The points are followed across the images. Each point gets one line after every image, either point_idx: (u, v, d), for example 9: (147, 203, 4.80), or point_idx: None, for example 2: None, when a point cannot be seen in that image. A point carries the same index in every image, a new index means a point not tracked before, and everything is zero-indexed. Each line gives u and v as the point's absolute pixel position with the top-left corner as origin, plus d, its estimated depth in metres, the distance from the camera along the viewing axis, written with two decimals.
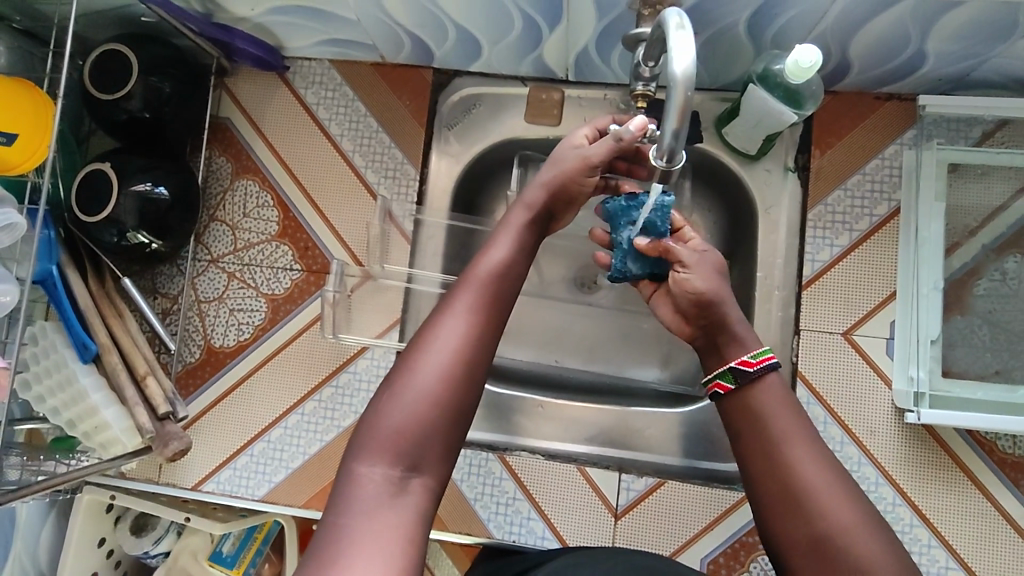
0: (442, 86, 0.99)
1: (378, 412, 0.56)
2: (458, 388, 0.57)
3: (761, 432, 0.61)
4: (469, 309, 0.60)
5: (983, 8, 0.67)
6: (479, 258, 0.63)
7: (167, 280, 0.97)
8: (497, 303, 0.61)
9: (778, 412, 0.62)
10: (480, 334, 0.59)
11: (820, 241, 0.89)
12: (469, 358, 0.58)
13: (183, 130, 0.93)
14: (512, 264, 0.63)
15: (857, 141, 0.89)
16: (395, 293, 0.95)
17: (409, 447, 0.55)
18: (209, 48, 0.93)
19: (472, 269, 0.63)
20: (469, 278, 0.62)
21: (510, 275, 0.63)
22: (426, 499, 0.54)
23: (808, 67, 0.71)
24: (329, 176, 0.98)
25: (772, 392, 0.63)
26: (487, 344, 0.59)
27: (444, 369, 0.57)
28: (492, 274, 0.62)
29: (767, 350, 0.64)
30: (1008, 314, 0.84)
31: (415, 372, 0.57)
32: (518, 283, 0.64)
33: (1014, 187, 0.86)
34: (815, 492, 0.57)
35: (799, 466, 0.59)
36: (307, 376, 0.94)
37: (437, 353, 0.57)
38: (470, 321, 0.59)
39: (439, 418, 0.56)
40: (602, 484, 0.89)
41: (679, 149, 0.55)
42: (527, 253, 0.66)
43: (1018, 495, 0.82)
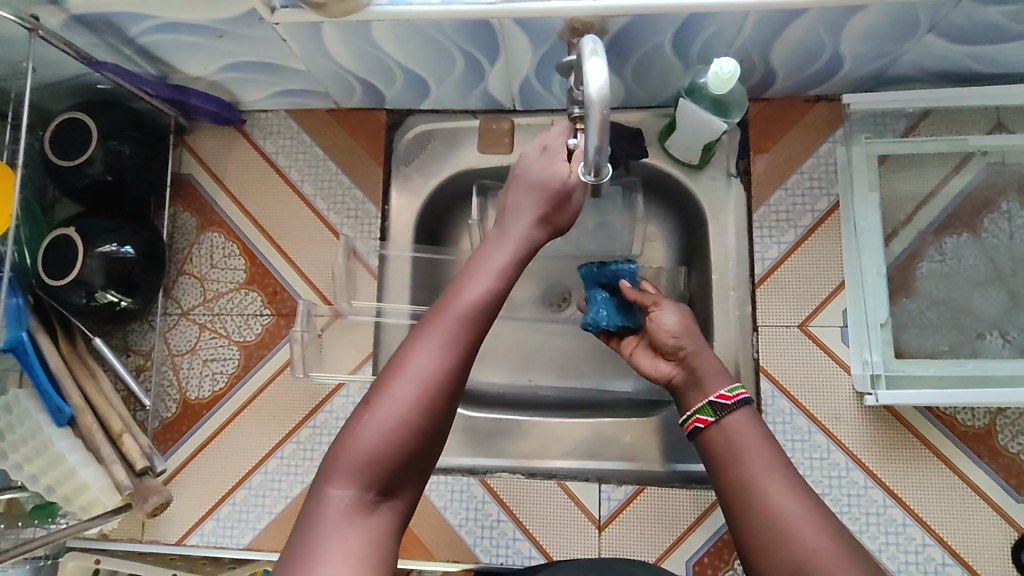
0: (396, 125, 1.03)
1: (351, 435, 0.58)
2: (431, 413, 0.58)
3: (736, 462, 0.64)
4: (447, 331, 0.60)
5: (883, 13, 0.72)
6: (460, 283, 0.64)
7: (139, 336, 0.98)
8: (477, 329, 0.62)
9: (753, 442, 0.65)
10: (457, 361, 0.60)
11: (768, 240, 0.93)
12: (443, 384, 0.59)
13: (144, 190, 0.96)
14: (494, 289, 0.64)
15: (792, 142, 0.94)
16: (367, 329, 0.97)
17: (381, 470, 0.57)
18: (166, 108, 0.97)
19: (453, 290, 0.64)
20: (448, 302, 0.63)
21: (492, 302, 0.64)
22: (396, 520, 0.57)
23: (728, 76, 0.76)
24: (293, 220, 1.00)
25: (747, 425, 0.67)
26: (462, 370, 0.61)
27: (418, 394, 0.58)
28: (473, 296, 0.63)
29: (739, 386, 0.70)
30: (953, 292, 0.88)
31: (389, 393, 0.58)
32: (500, 305, 0.64)
33: (944, 172, 0.91)
34: (787, 515, 0.59)
35: (772, 491, 0.61)
36: (285, 419, 0.95)
37: (412, 378, 0.59)
38: (447, 342, 0.60)
39: (411, 442, 0.58)
40: (582, 495, 0.91)
41: (604, 163, 0.60)
42: (509, 275, 0.66)
43: (982, 466, 0.85)
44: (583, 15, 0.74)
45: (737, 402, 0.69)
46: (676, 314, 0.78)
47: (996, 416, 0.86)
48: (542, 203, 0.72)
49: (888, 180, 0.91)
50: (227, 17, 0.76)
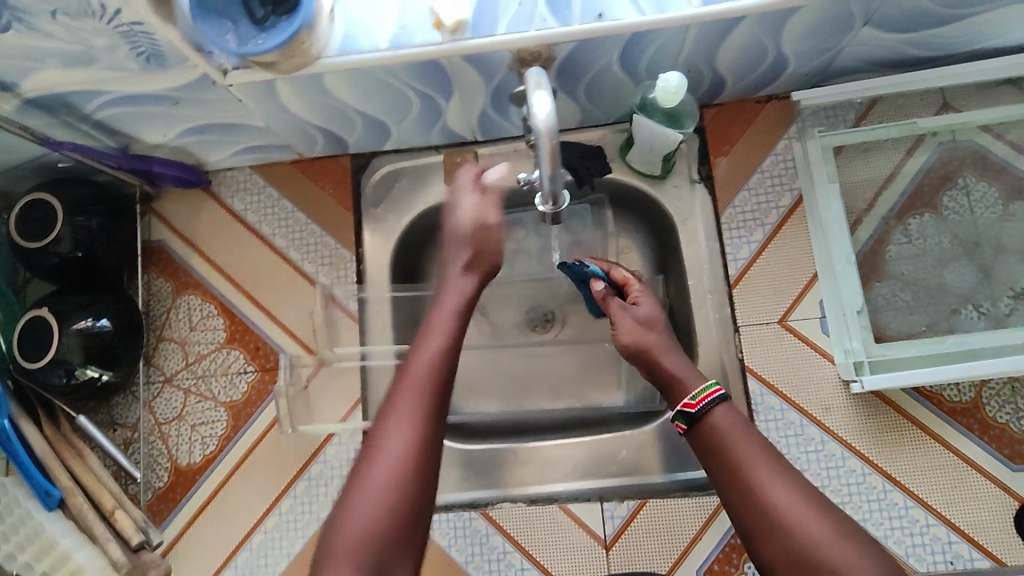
0: (362, 168, 1.03)
1: (338, 528, 0.57)
2: (410, 491, 0.58)
3: (731, 463, 0.63)
4: (412, 407, 0.61)
5: (818, 11, 0.74)
6: (412, 355, 0.65)
7: (124, 409, 0.97)
8: (439, 394, 0.63)
9: (746, 440, 0.64)
10: (426, 431, 0.61)
11: (738, 240, 0.94)
12: (417, 456, 0.59)
13: (116, 262, 0.96)
14: (446, 354, 0.65)
15: (749, 143, 0.96)
16: (353, 375, 0.96)
17: (373, 558, 0.55)
18: (131, 178, 0.97)
19: (408, 365, 0.65)
20: (405, 378, 0.63)
21: (448, 368, 0.64)
22: None
23: (676, 89, 0.78)
24: (267, 274, 1.00)
25: (733, 420, 0.66)
26: (434, 438, 0.61)
27: (395, 473, 0.58)
28: (428, 366, 0.64)
29: (710, 388, 0.69)
30: (924, 272, 0.90)
31: (367, 480, 0.58)
32: (457, 364, 0.66)
33: (899, 155, 0.94)
34: (787, 507, 0.60)
35: (773, 492, 0.61)
36: (279, 475, 0.93)
37: (386, 459, 0.59)
38: (413, 418, 0.61)
39: (398, 526, 0.57)
40: (586, 518, 0.90)
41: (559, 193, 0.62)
42: (460, 336, 0.67)
43: (974, 440, 0.85)
44: (528, 45, 0.76)
45: (708, 402, 0.67)
46: (640, 325, 0.77)
47: (982, 389, 0.87)
48: (484, 253, 0.74)
49: (846, 170, 0.94)
50: (180, 84, 0.77)
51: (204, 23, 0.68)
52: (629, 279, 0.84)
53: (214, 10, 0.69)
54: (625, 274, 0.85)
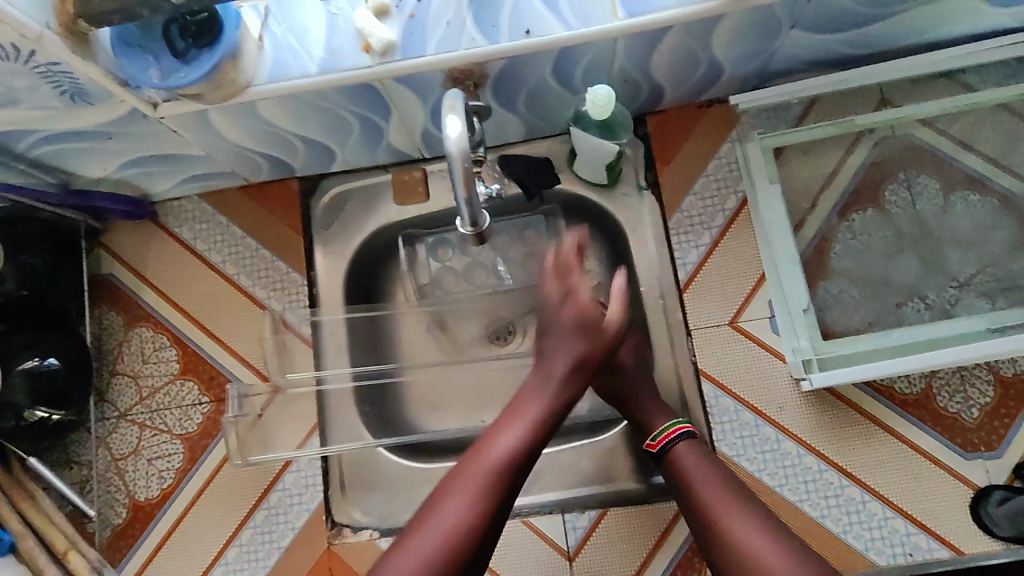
0: (311, 190, 1.02)
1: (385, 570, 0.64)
2: (455, 561, 0.65)
3: (693, 499, 0.75)
4: (472, 488, 0.68)
5: (742, 17, 0.75)
6: (489, 441, 0.71)
7: (79, 447, 0.96)
8: (504, 486, 0.69)
9: (703, 478, 0.75)
10: (483, 513, 0.67)
11: (686, 244, 0.94)
12: (469, 532, 0.66)
13: (63, 298, 0.96)
14: (522, 450, 0.70)
15: (692, 148, 0.96)
16: (310, 400, 0.96)
17: None
18: (75, 214, 0.96)
19: (482, 451, 0.70)
20: (476, 460, 0.70)
21: (518, 465, 0.70)
22: None
23: (603, 104, 0.78)
24: (219, 303, 0.99)
25: (693, 460, 0.78)
26: (488, 523, 0.67)
27: (443, 541, 0.65)
28: (499, 460, 0.69)
29: (665, 431, 0.80)
30: (869, 267, 0.91)
31: (417, 542, 0.65)
32: (527, 464, 0.71)
33: (840, 153, 0.95)
34: (742, 532, 0.70)
35: (731, 526, 0.71)
36: (238, 505, 0.93)
37: (438, 529, 0.65)
38: (472, 498, 0.67)
39: None
40: (548, 530, 0.90)
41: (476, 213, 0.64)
42: (540, 434, 0.72)
43: (927, 431, 0.86)
44: (458, 64, 0.76)
45: (669, 440, 0.79)
46: (614, 369, 0.86)
47: (931, 379, 0.88)
48: (587, 352, 0.76)
49: (787, 170, 0.95)
50: (109, 119, 0.77)
51: (126, 59, 0.68)
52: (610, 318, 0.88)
53: (136, 44, 0.69)
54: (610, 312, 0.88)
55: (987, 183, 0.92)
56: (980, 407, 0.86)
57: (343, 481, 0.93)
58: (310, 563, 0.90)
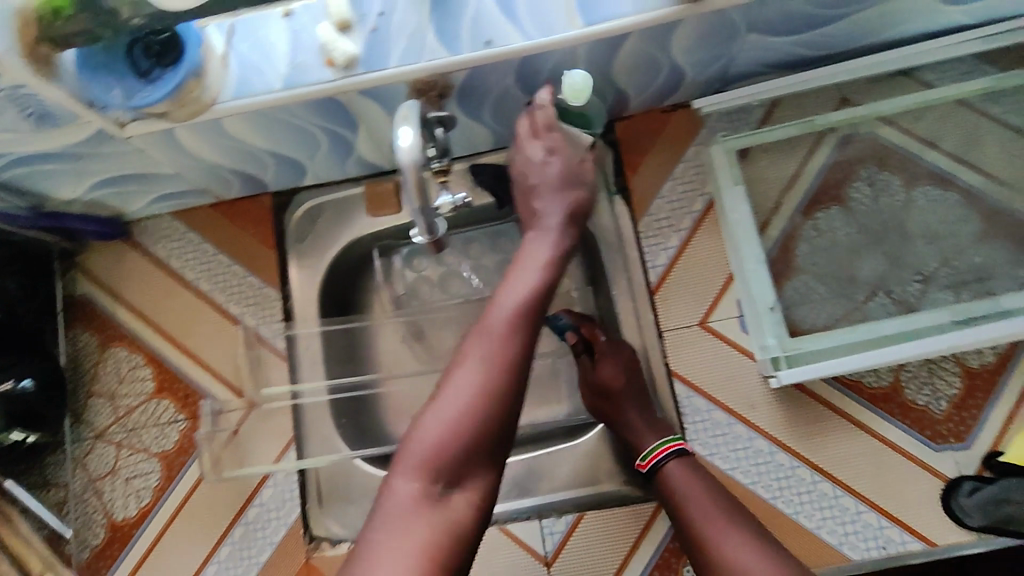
0: (283, 205, 1.03)
1: (419, 428, 0.62)
2: (493, 409, 0.62)
3: (682, 513, 0.77)
4: (501, 329, 0.65)
5: (697, 23, 0.76)
6: (505, 285, 0.68)
7: (56, 469, 0.96)
8: (530, 325, 0.66)
9: (691, 493, 0.78)
10: (514, 355, 0.64)
11: (655, 247, 0.95)
12: (503, 375, 0.63)
13: (37, 320, 0.96)
14: (537, 292, 0.68)
15: (658, 153, 0.98)
16: (287, 413, 0.96)
17: (447, 461, 0.61)
18: (47, 236, 0.96)
19: (502, 293, 0.68)
20: (496, 304, 0.67)
21: (537, 304, 0.67)
22: (466, 509, 0.62)
23: (581, 88, 0.77)
24: (194, 319, 0.99)
25: (682, 474, 0.80)
26: (521, 363, 0.64)
27: (477, 386, 0.62)
28: (523, 301, 0.67)
29: (652, 450, 0.82)
30: (832, 264, 0.93)
31: (448, 392, 0.63)
32: (548, 302, 0.69)
33: (802, 153, 0.96)
34: (720, 535, 0.72)
35: (718, 537, 0.72)
36: (216, 522, 0.93)
37: (472, 372, 0.63)
38: (502, 339, 0.64)
39: (472, 439, 0.62)
40: (525, 536, 0.91)
41: (433, 222, 0.66)
42: (552, 275, 0.70)
43: (896, 424, 0.87)
44: (421, 76, 0.76)
45: (661, 458, 0.81)
46: (602, 387, 0.88)
47: (899, 372, 0.89)
48: (574, 204, 0.78)
49: (751, 171, 0.96)
50: (75, 141, 0.77)
51: (92, 75, 0.70)
52: (595, 333, 0.91)
53: (102, 66, 0.70)
54: (595, 329, 0.91)
55: (947, 177, 0.94)
56: (948, 399, 0.87)
57: (320, 490, 0.93)
58: None
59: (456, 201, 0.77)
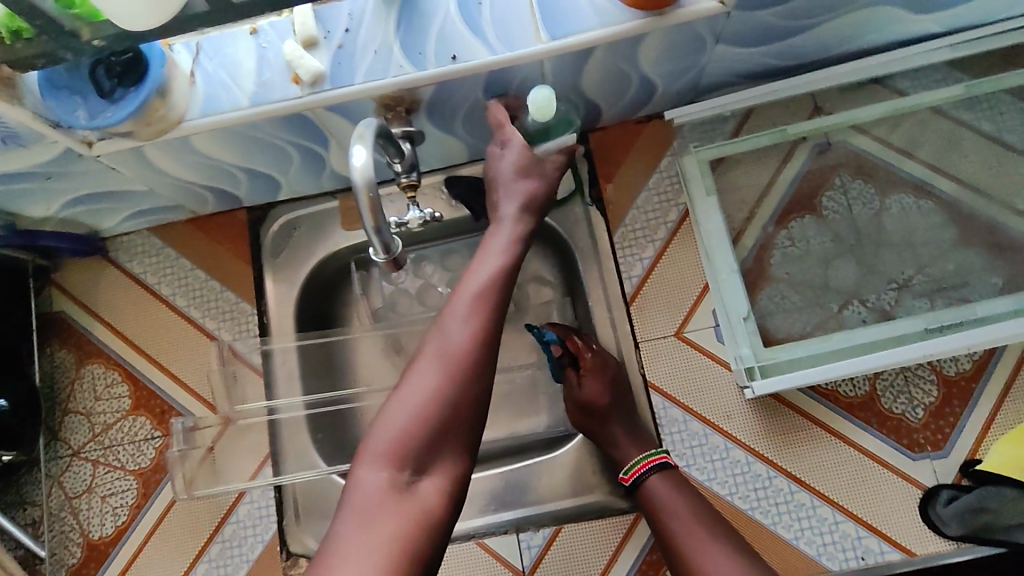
0: (259, 219, 1.03)
1: (384, 418, 0.63)
2: (458, 392, 0.63)
3: (665, 527, 0.78)
4: (463, 315, 0.67)
5: (664, 35, 0.76)
6: (467, 276, 0.71)
7: (32, 488, 0.95)
8: (492, 308, 0.68)
9: (673, 507, 0.79)
10: (476, 337, 0.66)
11: (630, 258, 0.95)
12: (467, 357, 0.65)
13: (14, 339, 0.95)
14: (498, 277, 0.70)
15: (632, 163, 0.98)
16: (263, 429, 0.96)
17: (413, 447, 0.61)
18: (24, 253, 0.95)
19: (465, 282, 0.70)
20: (460, 293, 0.69)
21: (498, 289, 0.70)
22: (435, 495, 0.61)
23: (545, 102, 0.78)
24: (170, 336, 0.99)
25: (663, 487, 0.81)
26: (485, 346, 0.66)
27: (441, 371, 0.64)
28: (484, 287, 0.69)
29: (634, 465, 0.82)
30: (807, 273, 0.92)
31: (414, 381, 0.64)
32: (509, 288, 0.71)
33: (776, 163, 0.96)
34: (707, 558, 0.73)
35: (701, 554, 0.74)
36: (192, 540, 0.92)
37: (436, 358, 0.64)
38: (464, 324, 0.66)
39: (437, 424, 0.62)
40: (503, 549, 0.90)
41: (387, 241, 0.65)
42: (512, 262, 0.73)
43: (873, 433, 0.87)
44: (387, 91, 0.76)
45: (641, 472, 0.81)
46: (584, 404, 0.87)
47: (876, 380, 0.88)
48: (531, 194, 0.80)
49: (725, 181, 0.96)
50: (42, 160, 0.77)
51: (55, 98, 0.71)
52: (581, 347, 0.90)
53: (65, 87, 0.71)
54: (582, 342, 0.90)
55: (921, 185, 0.94)
56: (925, 407, 0.87)
57: (297, 506, 0.93)
58: None
59: (425, 216, 0.77)
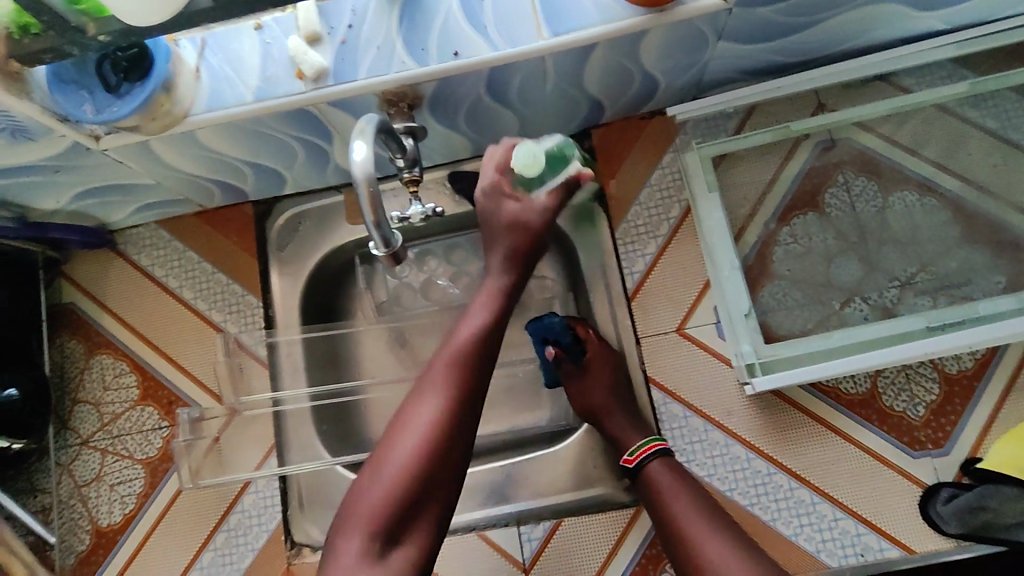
0: (265, 213, 1.04)
1: (363, 487, 0.67)
2: (432, 462, 0.67)
3: (664, 512, 0.77)
4: (440, 384, 0.70)
5: (665, 32, 0.76)
6: (448, 340, 0.74)
7: (42, 476, 0.97)
8: (470, 374, 0.71)
9: (674, 493, 0.78)
10: (451, 407, 0.69)
11: (632, 254, 0.95)
12: (441, 428, 0.68)
13: (25, 330, 0.97)
14: (477, 340, 0.73)
15: (635, 159, 0.98)
16: (268, 420, 0.97)
17: (387, 517, 0.65)
18: (35, 245, 0.97)
19: (445, 347, 0.73)
20: (439, 358, 0.72)
21: (477, 354, 0.72)
22: (408, 563, 0.65)
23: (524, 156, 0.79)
24: (178, 327, 1.01)
25: (663, 475, 0.80)
26: (460, 415, 0.69)
27: (416, 442, 0.67)
28: (462, 352, 0.72)
29: (638, 447, 0.82)
30: (810, 270, 0.92)
31: (391, 452, 0.68)
32: (490, 353, 0.73)
33: (779, 159, 0.96)
34: (704, 543, 0.72)
35: (699, 538, 0.72)
36: (199, 528, 0.94)
37: (413, 429, 0.68)
38: (441, 394, 0.69)
39: (411, 495, 0.66)
40: (504, 542, 0.91)
41: (387, 234, 0.66)
42: (494, 325, 0.75)
43: (874, 430, 0.87)
44: (390, 87, 0.77)
45: (644, 457, 0.82)
46: (591, 385, 0.89)
47: (877, 378, 0.88)
48: (516, 250, 0.79)
49: (727, 177, 0.96)
50: (51, 154, 0.78)
51: (63, 94, 0.72)
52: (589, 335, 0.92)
53: (73, 81, 0.72)
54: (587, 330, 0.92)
55: (925, 183, 0.93)
56: (926, 405, 0.87)
57: (301, 496, 0.94)
58: None
59: (426, 210, 0.78)
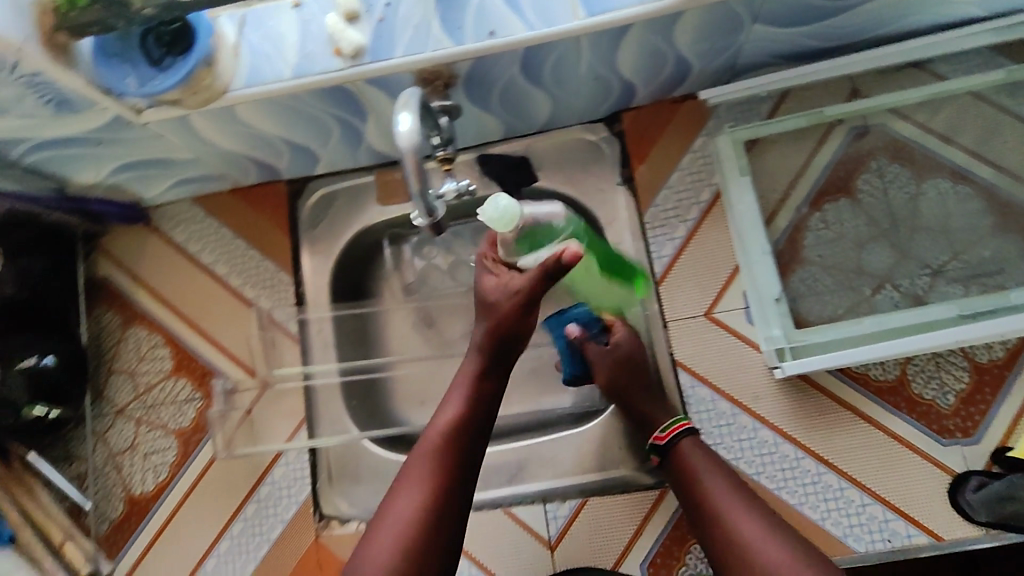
0: (298, 191, 1.05)
1: None
2: (414, 555, 0.68)
3: (695, 488, 0.77)
4: (419, 475, 0.72)
5: (702, 13, 0.76)
6: (427, 429, 0.76)
7: (78, 443, 0.99)
8: (449, 462, 0.73)
9: (707, 469, 0.77)
10: (431, 496, 0.71)
11: (662, 238, 0.96)
12: (420, 519, 0.69)
13: (63, 300, 0.99)
14: (456, 424, 0.75)
15: (666, 142, 0.98)
16: (298, 395, 0.98)
17: None
18: (75, 218, 0.99)
19: (425, 438, 0.75)
20: (420, 449, 0.74)
21: (456, 439, 0.74)
22: None
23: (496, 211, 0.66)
24: (211, 302, 1.02)
25: (693, 453, 0.80)
26: (439, 504, 0.71)
27: (396, 535, 0.68)
28: (440, 441, 0.74)
29: (670, 425, 0.83)
30: (841, 257, 0.92)
31: (372, 548, 0.69)
32: (469, 437, 0.75)
33: (812, 145, 0.96)
34: (737, 519, 0.71)
35: (732, 515, 0.72)
36: (230, 499, 0.96)
37: (393, 523, 0.69)
38: (419, 486, 0.71)
39: None
40: (530, 520, 0.92)
41: (429, 204, 0.66)
42: (473, 409, 0.76)
43: (903, 417, 0.87)
44: (427, 65, 0.78)
45: (675, 435, 0.82)
46: (617, 367, 0.88)
47: (906, 365, 0.88)
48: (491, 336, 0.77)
49: (758, 162, 0.96)
50: (94, 126, 0.80)
51: (107, 66, 0.73)
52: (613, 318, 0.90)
53: (116, 55, 0.73)
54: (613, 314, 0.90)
55: (959, 170, 0.92)
56: (955, 393, 0.87)
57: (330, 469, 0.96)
58: (299, 554, 0.93)
59: (460, 187, 0.78)
